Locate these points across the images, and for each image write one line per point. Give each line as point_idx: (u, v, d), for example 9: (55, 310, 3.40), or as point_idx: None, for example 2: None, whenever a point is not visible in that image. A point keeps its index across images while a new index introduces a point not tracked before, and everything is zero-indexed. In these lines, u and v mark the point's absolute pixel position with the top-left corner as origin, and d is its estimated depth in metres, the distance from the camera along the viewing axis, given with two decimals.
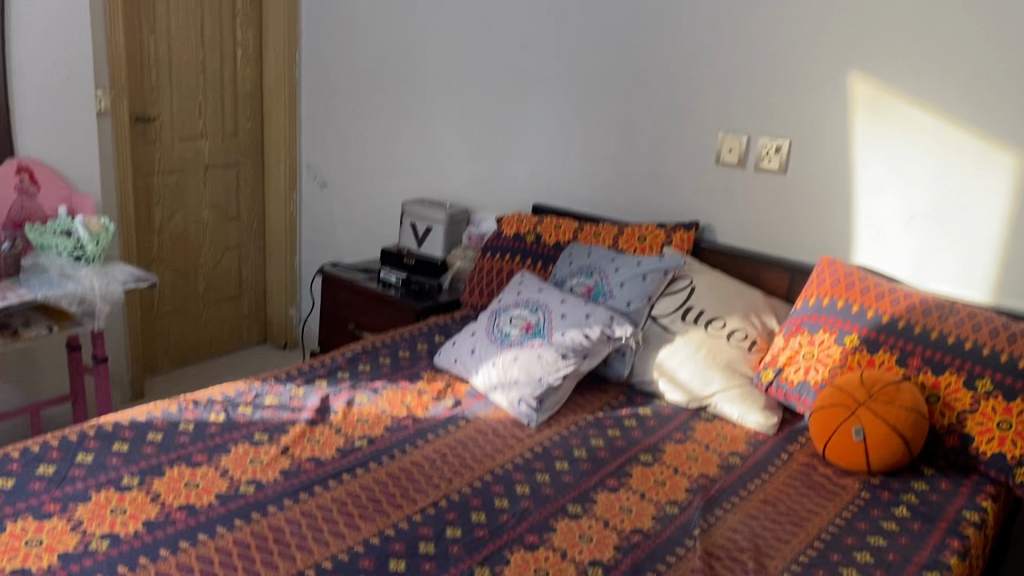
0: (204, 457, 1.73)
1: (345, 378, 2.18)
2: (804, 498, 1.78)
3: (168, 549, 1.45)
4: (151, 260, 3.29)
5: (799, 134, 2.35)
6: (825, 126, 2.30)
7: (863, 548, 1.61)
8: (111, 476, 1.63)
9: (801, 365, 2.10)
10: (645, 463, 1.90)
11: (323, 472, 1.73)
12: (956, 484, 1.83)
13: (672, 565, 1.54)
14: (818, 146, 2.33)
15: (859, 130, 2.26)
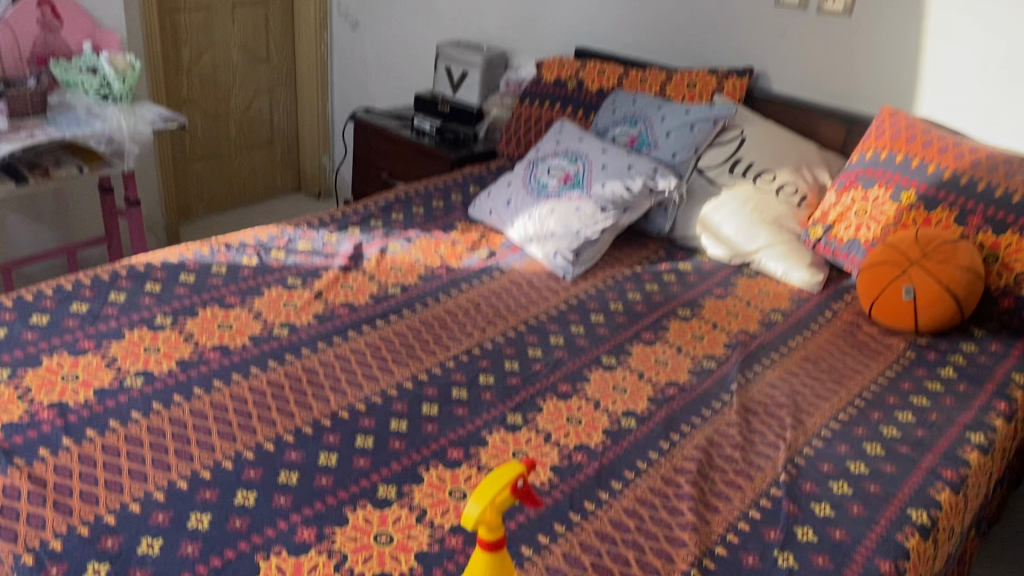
0: (237, 299, 1.72)
1: (378, 225, 2.13)
2: (847, 356, 1.74)
3: (201, 388, 1.44)
4: (181, 103, 3.22)
5: None
6: None
7: (906, 407, 1.57)
8: (143, 316, 1.62)
9: (852, 222, 2.01)
10: (683, 317, 1.85)
11: (356, 317, 1.71)
12: (1007, 348, 1.77)
13: (708, 418, 1.52)
14: None
15: None
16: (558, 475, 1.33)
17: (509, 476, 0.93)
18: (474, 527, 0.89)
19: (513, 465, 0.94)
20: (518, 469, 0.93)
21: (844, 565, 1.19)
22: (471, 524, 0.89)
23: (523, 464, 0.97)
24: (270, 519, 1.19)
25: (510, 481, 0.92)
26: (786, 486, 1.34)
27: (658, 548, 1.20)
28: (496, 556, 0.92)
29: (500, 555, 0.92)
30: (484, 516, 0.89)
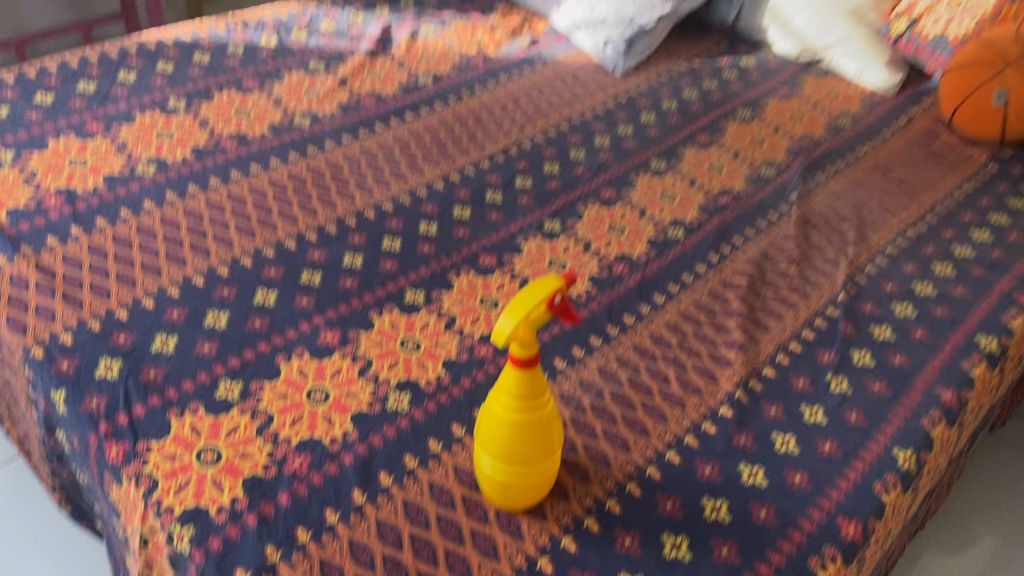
0: (255, 84, 1.58)
1: (408, 7, 1.94)
2: (921, 168, 1.58)
3: (216, 179, 1.34)
4: None
5: None
6: None
7: (983, 225, 1.43)
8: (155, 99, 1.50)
9: (942, 17, 1.80)
10: (742, 119, 1.69)
11: (385, 109, 1.58)
12: None
13: (763, 231, 1.40)
14: None
15: None
16: (597, 287, 1.24)
17: (545, 290, 0.83)
18: (503, 343, 0.80)
19: (549, 278, 0.84)
20: (556, 284, 0.83)
21: (902, 392, 1.10)
22: (500, 340, 0.80)
23: (562, 277, 0.87)
24: (289, 321, 1.13)
25: (546, 295, 0.83)
26: (845, 306, 1.24)
27: (701, 367, 1.12)
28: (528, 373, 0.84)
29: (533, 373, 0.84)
30: (513, 332, 0.80)
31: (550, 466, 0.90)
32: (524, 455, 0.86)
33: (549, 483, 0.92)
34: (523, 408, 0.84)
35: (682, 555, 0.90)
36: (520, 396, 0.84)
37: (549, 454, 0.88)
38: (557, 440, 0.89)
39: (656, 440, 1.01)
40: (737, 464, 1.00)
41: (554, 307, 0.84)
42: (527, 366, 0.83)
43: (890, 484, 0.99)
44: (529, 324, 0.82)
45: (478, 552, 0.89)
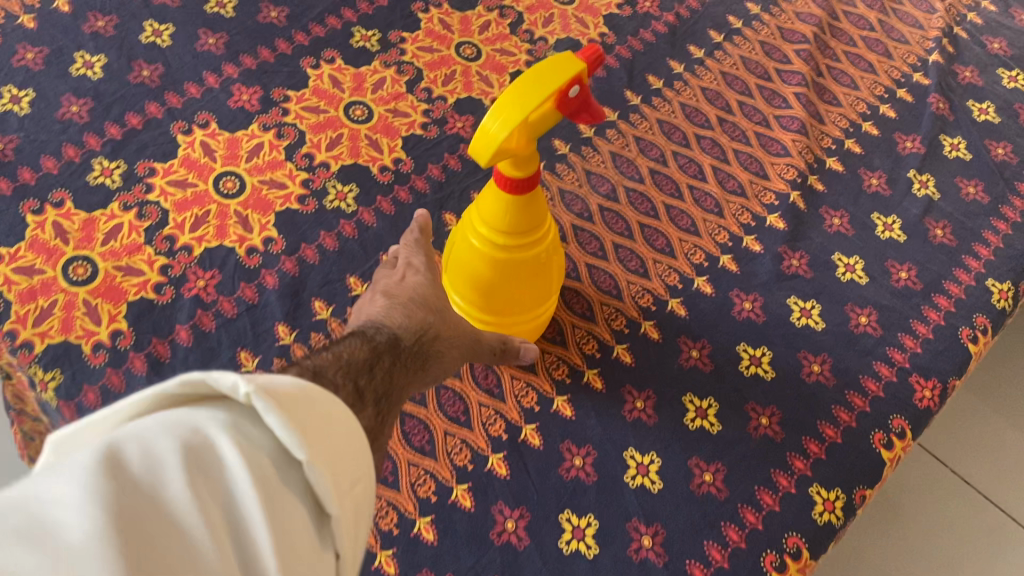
0: None
1: None
2: None
3: None
4: None
5: None
6: None
7: None
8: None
9: None
10: None
11: None
12: None
13: None
14: None
15: None
16: (615, 34, 0.93)
17: (559, 78, 0.54)
18: (486, 161, 0.53)
19: (568, 57, 0.54)
20: (577, 69, 0.54)
21: (1003, 199, 0.84)
22: (482, 155, 0.53)
23: (585, 51, 0.57)
24: (191, 70, 0.82)
25: (561, 84, 0.54)
26: (938, 71, 0.93)
27: (746, 156, 0.85)
28: (520, 196, 0.58)
29: (529, 196, 0.59)
30: (503, 143, 0.53)
31: (541, 311, 0.67)
32: (507, 298, 0.64)
33: (539, 326, 0.70)
34: (508, 240, 0.60)
35: (710, 427, 0.68)
36: (506, 226, 0.59)
37: (539, 298, 0.65)
38: (553, 280, 0.65)
39: (682, 262, 0.78)
40: (786, 296, 0.76)
41: (569, 101, 0.55)
42: (520, 186, 0.58)
43: (980, 330, 0.76)
44: (529, 130, 0.54)
45: (443, 417, 0.67)
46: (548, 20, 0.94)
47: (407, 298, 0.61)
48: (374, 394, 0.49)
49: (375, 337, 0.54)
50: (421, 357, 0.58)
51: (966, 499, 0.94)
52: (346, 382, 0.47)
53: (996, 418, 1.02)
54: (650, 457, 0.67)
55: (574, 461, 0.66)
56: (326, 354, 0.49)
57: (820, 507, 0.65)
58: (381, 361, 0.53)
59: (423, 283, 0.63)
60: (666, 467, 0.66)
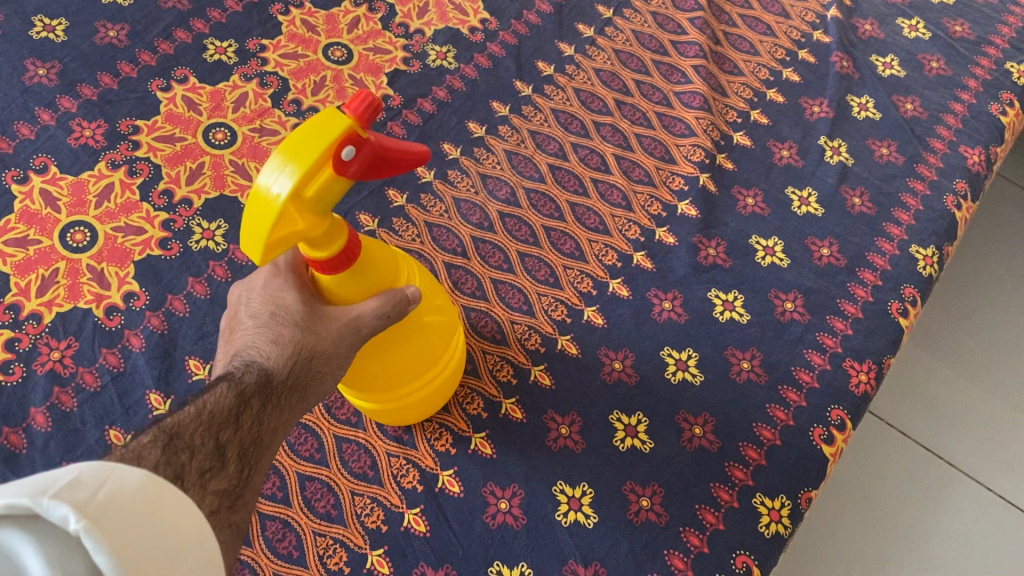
0: None
1: None
2: None
3: None
4: None
5: None
6: None
7: None
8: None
9: None
10: None
11: None
12: None
13: None
14: None
15: None
16: (496, 19, 0.86)
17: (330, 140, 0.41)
18: (259, 260, 0.43)
19: (332, 111, 0.42)
20: (344, 125, 0.41)
21: (918, 157, 0.81)
22: (253, 254, 0.43)
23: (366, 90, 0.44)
24: (20, 108, 0.72)
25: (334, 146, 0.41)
26: (838, 27, 0.89)
27: (649, 140, 0.79)
28: (338, 262, 0.48)
29: (350, 257, 0.48)
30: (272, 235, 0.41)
31: (430, 377, 0.58)
32: (382, 364, 0.54)
33: (439, 395, 0.61)
34: (343, 299, 0.50)
35: (642, 445, 0.63)
36: (345, 283, 0.49)
37: (423, 359, 0.56)
38: (434, 338, 0.56)
39: (594, 265, 0.72)
40: (706, 290, 0.71)
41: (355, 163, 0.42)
42: (337, 254, 0.47)
43: (909, 302, 0.72)
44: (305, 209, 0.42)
45: (348, 476, 0.60)
46: (423, 11, 0.86)
47: (271, 315, 0.49)
48: (241, 447, 0.43)
49: (242, 379, 0.45)
50: (301, 387, 0.48)
51: (919, 459, 0.93)
52: (207, 442, 0.41)
53: (947, 369, 1.00)
54: (582, 489, 0.61)
55: (499, 505, 0.60)
56: (188, 406, 0.42)
57: (766, 518, 0.61)
58: (251, 406, 0.44)
59: (286, 286, 0.50)
60: (600, 498, 0.61)
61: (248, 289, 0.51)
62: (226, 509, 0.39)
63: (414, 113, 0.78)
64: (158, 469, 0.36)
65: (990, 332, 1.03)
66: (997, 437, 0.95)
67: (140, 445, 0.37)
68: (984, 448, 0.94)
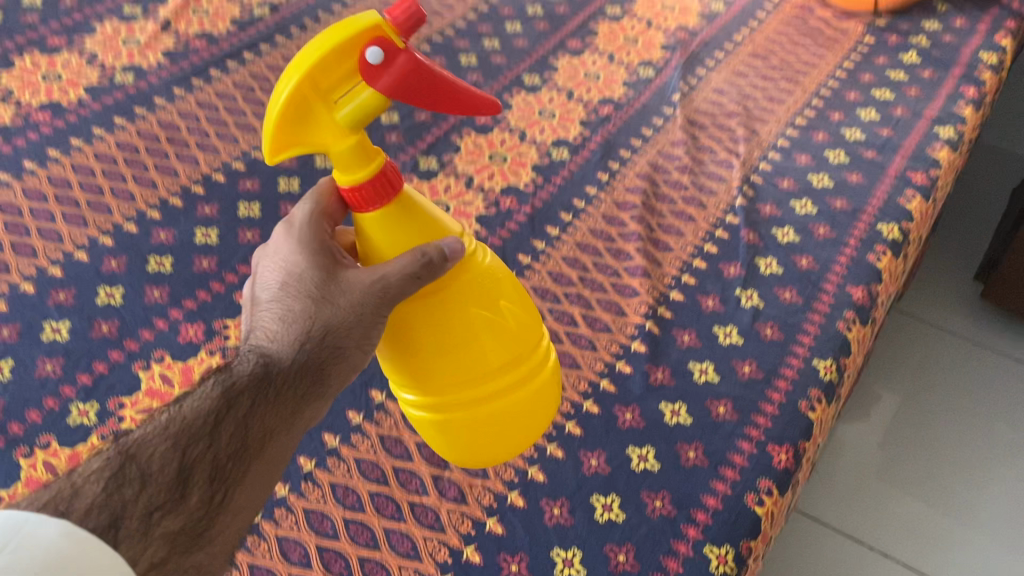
0: (63, 42, 1.36)
1: None
2: (799, 49, 1.51)
3: (32, 164, 1.15)
4: None
5: None
6: None
7: (869, 104, 1.38)
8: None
9: None
10: (613, 18, 1.58)
11: (220, 50, 1.36)
12: (974, 22, 1.57)
13: (650, 139, 1.31)
14: None
15: None
16: (485, 231, 1.16)
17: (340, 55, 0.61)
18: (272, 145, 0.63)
19: (356, 27, 0.61)
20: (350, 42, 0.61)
21: (814, 297, 1.05)
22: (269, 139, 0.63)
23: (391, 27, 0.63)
24: (142, 319, 0.99)
25: (358, 50, 0.61)
26: (744, 210, 1.18)
27: (607, 301, 1.05)
28: (362, 183, 0.65)
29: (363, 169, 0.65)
30: (289, 105, 0.61)
31: (499, 379, 0.70)
32: (444, 353, 0.68)
33: (507, 406, 0.73)
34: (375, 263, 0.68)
35: (616, 517, 0.83)
36: (377, 240, 0.67)
37: (472, 364, 0.68)
38: (487, 345, 0.68)
39: (570, 392, 0.95)
40: (658, 403, 0.94)
41: (379, 70, 0.61)
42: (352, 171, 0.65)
43: (815, 400, 0.94)
44: (326, 101, 0.63)
45: (395, 554, 0.81)
46: None
47: (288, 293, 0.70)
48: (212, 458, 0.62)
49: (233, 389, 0.66)
50: (303, 369, 0.69)
51: (845, 545, 1.41)
52: (168, 463, 0.60)
53: (860, 478, 1.50)
54: (571, 551, 0.81)
55: (510, 567, 0.80)
56: (166, 426, 0.62)
57: (715, 561, 0.80)
58: (234, 415, 0.65)
59: (301, 264, 0.70)
60: (586, 556, 0.80)
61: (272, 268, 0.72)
62: (185, 525, 0.58)
63: None
64: (93, 512, 0.54)
65: (894, 451, 1.54)
66: (899, 526, 1.43)
67: (85, 478, 0.55)
68: (889, 532, 1.42)
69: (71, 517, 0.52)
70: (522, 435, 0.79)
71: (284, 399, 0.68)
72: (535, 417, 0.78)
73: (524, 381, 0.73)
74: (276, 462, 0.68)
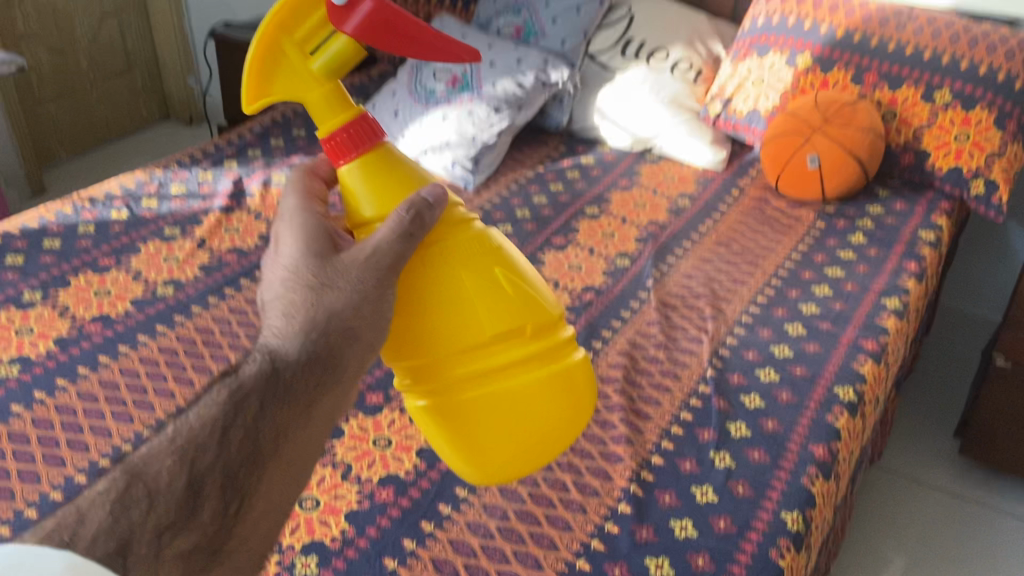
0: (112, 262, 1.55)
1: (257, 156, 1.94)
2: (759, 235, 1.71)
3: (86, 369, 1.30)
4: (17, 40, 2.81)
5: None
6: None
7: (822, 281, 1.56)
8: (10, 344, 1.35)
9: (750, 94, 1.97)
10: (591, 216, 1.79)
11: (248, 263, 1.57)
12: (911, 205, 1.79)
13: (628, 321, 1.47)
14: None
15: None
16: None
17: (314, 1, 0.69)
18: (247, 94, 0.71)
19: None
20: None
21: (780, 455, 1.18)
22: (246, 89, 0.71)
23: None
24: None
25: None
26: (715, 381, 1.32)
27: (594, 467, 1.17)
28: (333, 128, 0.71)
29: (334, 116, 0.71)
30: (259, 51, 0.70)
31: (499, 352, 0.70)
32: (437, 313, 0.69)
33: (516, 388, 0.70)
34: (367, 228, 0.71)
35: None
36: (363, 199, 0.70)
37: (465, 324, 0.69)
38: (478, 305, 0.69)
39: (564, 550, 1.05)
40: (643, 558, 1.04)
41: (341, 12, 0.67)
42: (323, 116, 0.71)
43: (785, 548, 1.05)
44: (300, 51, 0.70)
45: None
46: None
47: (292, 283, 0.70)
48: (223, 467, 0.62)
49: (242, 393, 0.65)
50: (312, 360, 0.68)
51: None
52: (175, 478, 0.59)
53: None
54: None
55: None
56: (173, 436, 0.61)
57: None
58: (245, 419, 0.64)
59: (302, 256, 0.71)
60: None
61: (274, 265, 0.72)
62: (195, 545, 0.59)
63: (435, 471, 1.17)
64: (101, 534, 0.54)
65: None
66: None
67: (92, 503, 0.55)
68: None
69: (76, 545, 0.51)
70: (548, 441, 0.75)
71: (294, 393, 0.67)
72: (560, 420, 0.73)
73: (537, 361, 0.71)
74: (294, 461, 0.67)
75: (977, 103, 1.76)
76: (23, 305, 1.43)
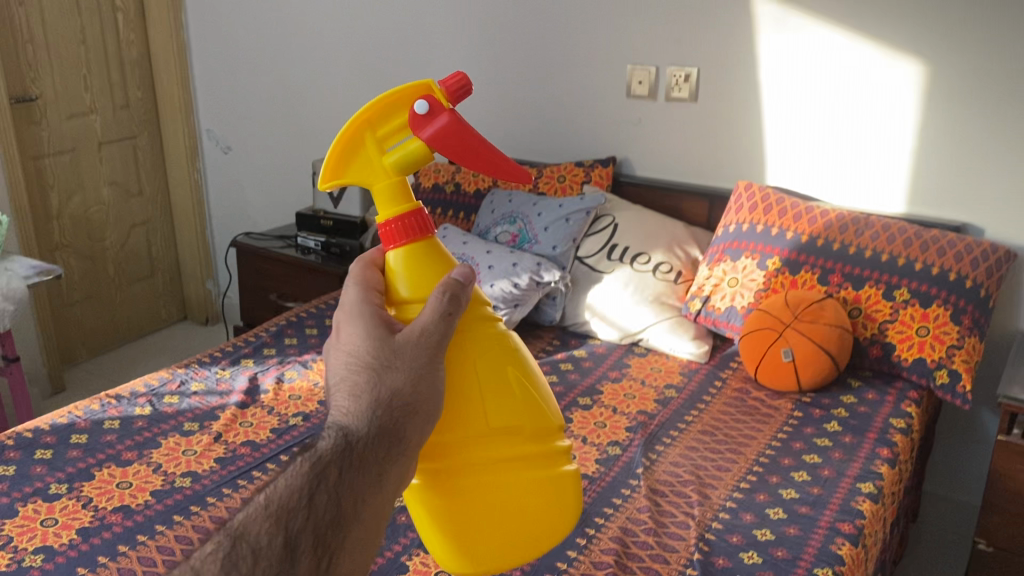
0: (134, 455, 1.65)
1: (271, 354, 2.09)
2: (741, 424, 1.82)
3: (105, 558, 1.38)
4: (53, 249, 3.05)
5: (709, 86, 2.36)
6: (733, 85, 2.33)
7: (801, 467, 1.65)
8: (35, 535, 1.43)
9: (727, 292, 2.14)
10: (584, 406, 1.91)
11: (262, 455, 1.67)
12: (882, 394, 1.91)
13: (620, 506, 1.56)
14: (720, 97, 2.35)
15: (764, 76, 2.28)
16: None
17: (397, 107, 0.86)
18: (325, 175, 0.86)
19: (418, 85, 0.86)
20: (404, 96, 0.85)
21: None
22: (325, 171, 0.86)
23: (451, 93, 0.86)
24: None
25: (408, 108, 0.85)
26: (701, 564, 1.39)
27: None
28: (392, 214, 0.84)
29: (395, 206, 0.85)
30: (343, 142, 0.85)
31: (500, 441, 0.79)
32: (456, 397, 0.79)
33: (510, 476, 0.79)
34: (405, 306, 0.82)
35: None
36: (402, 279, 0.83)
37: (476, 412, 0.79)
38: (490, 395, 0.79)
39: None
40: None
41: (416, 119, 0.84)
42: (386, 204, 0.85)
43: None
44: (376, 148, 0.85)
45: None
46: None
47: (357, 366, 0.74)
48: (313, 527, 0.62)
49: (321, 460, 0.66)
50: (381, 430, 0.70)
51: None
52: (274, 538, 0.60)
53: None
54: None
55: None
56: (263, 502, 0.62)
57: None
58: (326, 486, 0.65)
59: (363, 341, 0.76)
60: None
61: (337, 354, 0.76)
62: None
63: None
64: None
65: None
66: None
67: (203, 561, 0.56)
68: None
69: None
70: (535, 547, 0.82)
71: (368, 463, 0.67)
72: (540, 511, 0.81)
73: (535, 463, 0.81)
74: (374, 532, 0.66)
75: (933, 300, 1.94)
76: (49, 497, 1.52)
